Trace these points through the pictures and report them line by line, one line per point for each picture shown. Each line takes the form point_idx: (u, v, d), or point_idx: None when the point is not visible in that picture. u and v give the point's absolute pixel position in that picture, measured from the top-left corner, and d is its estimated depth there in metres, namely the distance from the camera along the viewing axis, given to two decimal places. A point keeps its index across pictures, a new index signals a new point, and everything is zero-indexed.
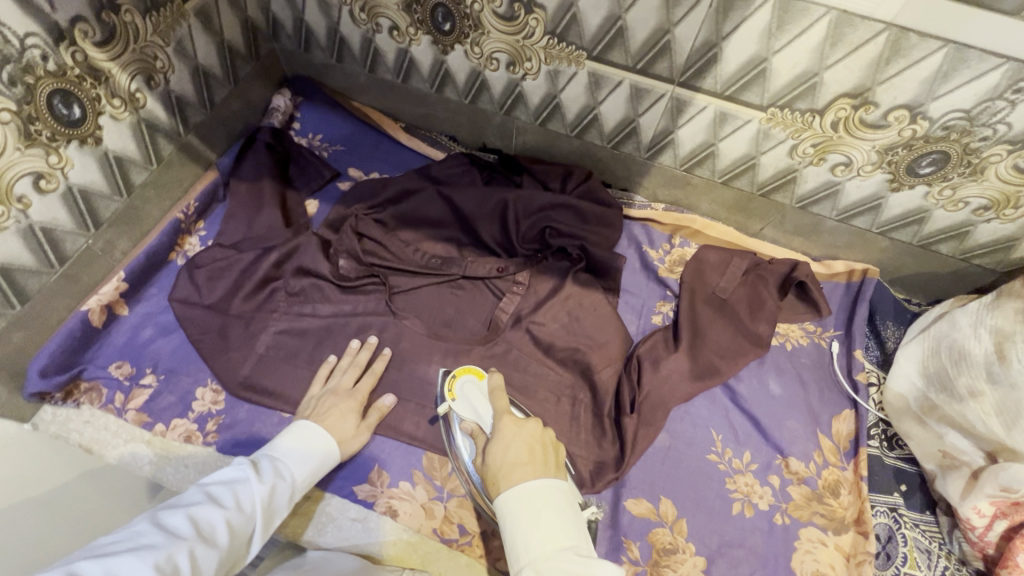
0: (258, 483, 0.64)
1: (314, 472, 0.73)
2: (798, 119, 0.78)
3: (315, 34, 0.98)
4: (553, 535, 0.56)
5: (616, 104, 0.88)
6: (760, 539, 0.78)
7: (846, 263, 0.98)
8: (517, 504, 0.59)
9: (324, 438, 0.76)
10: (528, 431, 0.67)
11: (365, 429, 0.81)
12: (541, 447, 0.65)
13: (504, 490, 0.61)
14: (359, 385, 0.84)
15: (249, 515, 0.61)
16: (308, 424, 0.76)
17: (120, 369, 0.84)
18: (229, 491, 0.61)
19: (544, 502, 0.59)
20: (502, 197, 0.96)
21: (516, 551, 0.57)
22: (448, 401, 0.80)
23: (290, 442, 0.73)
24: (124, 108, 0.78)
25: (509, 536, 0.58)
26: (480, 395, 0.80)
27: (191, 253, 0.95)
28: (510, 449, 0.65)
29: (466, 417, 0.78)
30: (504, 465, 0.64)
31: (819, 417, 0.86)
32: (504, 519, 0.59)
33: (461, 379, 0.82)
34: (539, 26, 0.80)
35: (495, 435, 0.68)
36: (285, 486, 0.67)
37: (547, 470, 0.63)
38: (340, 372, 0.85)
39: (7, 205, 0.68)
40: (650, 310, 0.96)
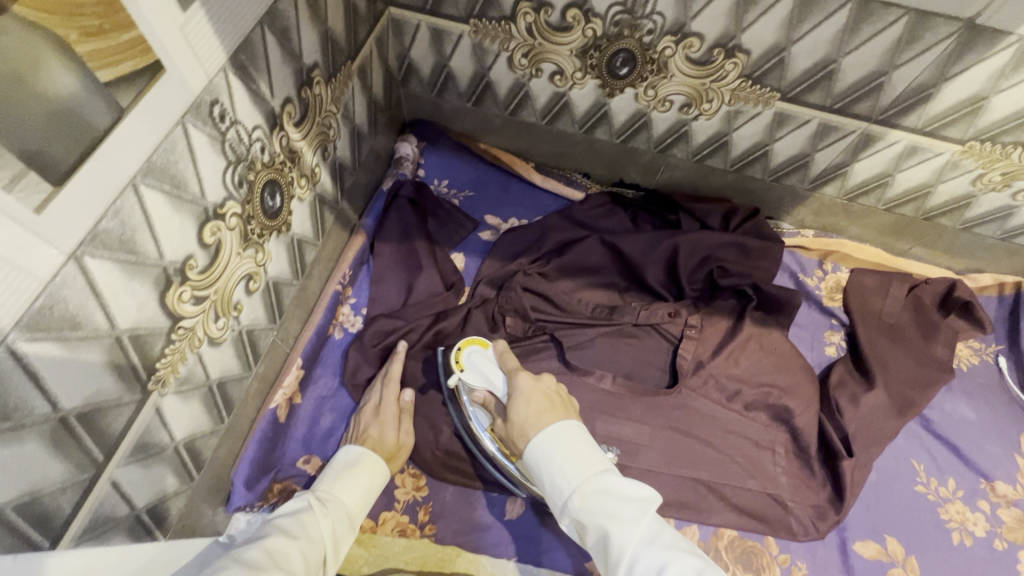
0: (321, 512, 0.62)
1: (369, 495, 0.69)
2: (997, 151, 0.78)
3: (455, 80, 0.92)
4: (588, 462, 0.59)
5: (795, 141, 0.86)
6: (987, 566, 0.79)
7: (994, 277, 1.00)
8: (550, 443, 0.61)
9: (377, 466, 0.71)
10: (542, 383, 0.69)
11: (406, 434, 0.77)
12: (557, 396, 0.68)
13: (534, 436, 0.63)
14: (386, 396, 0.79)
15: (319, 544, 0.59)
16: (350, 448, 0.72)
17: (309, 464, 0.77)
18: (295, 523, 0.59)
19: (575, 437, 0.61)
20: (673, 241, 0.93)
21: (557, 484, 0.59)
22: (456, 372, 0.74)
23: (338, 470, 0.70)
24: (307, 186, 0.71)
25: (545, 473, 0.60)
26: (489, 360, 0.75)
27: (350, 326, 0.88)
28: (531, 400, 0.66)
29: (476, 386, 0.73)
30: (529, 417, 0.65)
31: (1010, 436, 0.88)
32: (536, 459, 0.61)
33: (468, 349, 0.75)
34: (736, 70, 0.77)
35: (511, 392, 0.69)
36: (344, 514, 0.65)
37: (568, 413, 0.66)
38: (371, 389, 0.81)
39: (227, 315, 0.60)
40: (821, 341, 0.96)
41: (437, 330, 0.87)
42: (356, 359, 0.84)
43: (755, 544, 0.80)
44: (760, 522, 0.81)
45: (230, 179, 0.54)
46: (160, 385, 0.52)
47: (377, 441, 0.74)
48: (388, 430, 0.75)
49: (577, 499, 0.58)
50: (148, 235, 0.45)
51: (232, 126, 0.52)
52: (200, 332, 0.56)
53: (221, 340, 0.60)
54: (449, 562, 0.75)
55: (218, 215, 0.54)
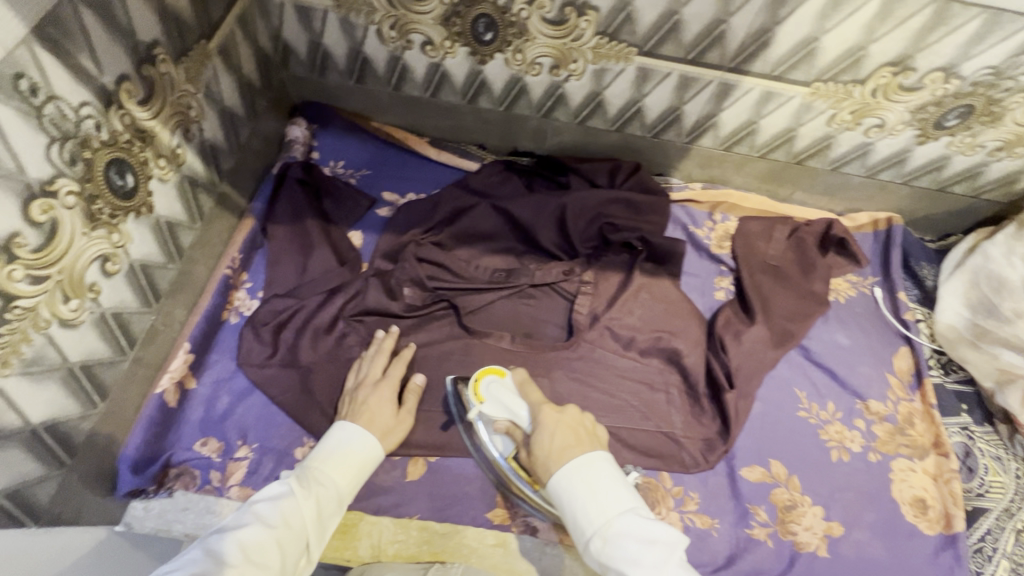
0: (304, 497, 0.64)
1: (361, 471, 0.70)
2: (840, 90, 0.84)
3: (333, 58, 0.93)
4: (610, 501, 0.59)
5: (662, 95, 0.89)
6: (862, 478, 0.85)
7: (869, 215, 1.06)
8: (574, 478, 0.61)
9: (365, 440, 0.72)
10: (568, 416, 0.68)
11: (405, 414, 0.79)
12: (584, 429, 0.67)
13: (557, 471, 0.63)
14: (390, 372, 0.82)
15: (299, 531, 0.62)
16: (345, 426, 0.73)
17: (207, 446, 0.78)
18: (275, 511, 0.61)
19: (598, 475, 0.61)
20: (559, 201, 0.96)
21: (578, 522, 0.59)
22: (476, 406, 0.74)
23: (335, 445, 0.71)
24: (168, 166, 0.71)
25: (567, 509, 0.60)
26: (507, 388, 0.75)
27: (245, 309, 0.88)
28: (556, 436, 0.66)
29: (499, 418, 0.73)
30: (552, 450, 0.65)
31: (882, 357, 0.94)
32: (560, 494, 0.61)
33: (486, 380, 0.77)
34: (590, 27, 0.80)
35: (536, 427, 0.68)
36: (333, 492, 0.67)
37: (594, 445, 0.65)
38: (368, 362, 0.83)
39: (81, 297, 0.60)
40: (711, 287, 1.00)
41: (331, 305, 0.88)
42: (249, 341, 0.84)
43: (652, 480, 0.83)
44: (655, 459, 0.84)
45: (58, 156, 0.54)
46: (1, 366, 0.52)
47: (376, 419, 0.75)
48: (387, 406, 0.78)
49: (599, 541, 0.57)
50: None
51: (51, 101, 0.52)
52: (45, 313, 0.56)
53: (77, 321, 0.60)
54: (352, 526, 0.77)
55: (48, 192, 0.54)
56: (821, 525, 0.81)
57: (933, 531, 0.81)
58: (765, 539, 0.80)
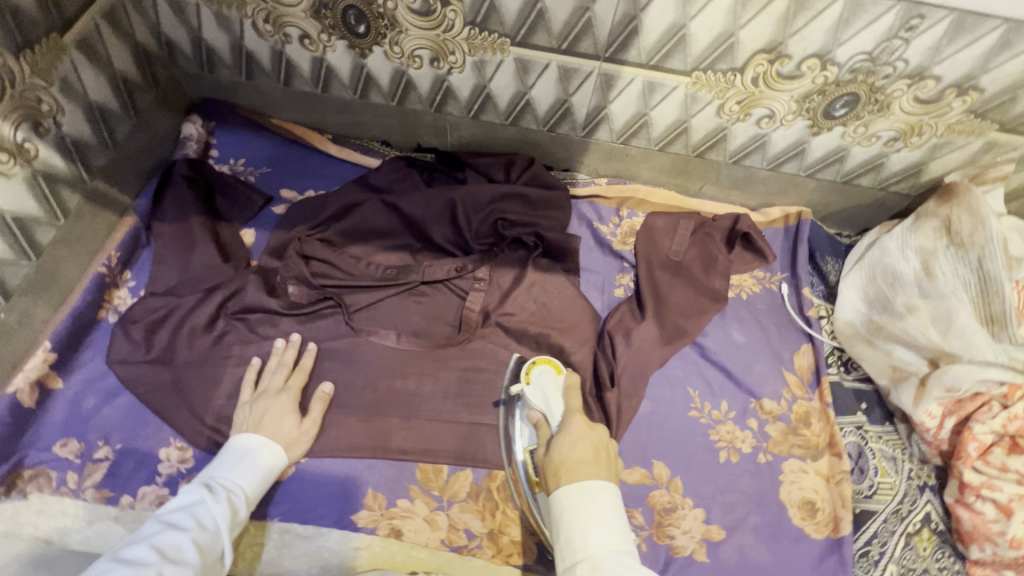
0: (215, 501, 0.65)
1: (267, 478, 0.73)
2: (721, 79, 0.81)
3: (217, 53, 0.92)
4: (612, 534, 0.59)
5: (546, 87, 0.88)
6: (748, 480, 0.82)
7: (781, 209, 1.03)
8: (581, 500, 0.61)
9: (269, 448, 0.74)
10: (596, 433, 0.68)
11: (309, 424, 0.79)
12: (605, 452, 0.67)
13: (567, 483, 0.63)
14: (291, 383, 0.81)
15: (213, 533, 0.63)
16: (246, 436, 0.74)
17: (66, 447, 0.76)
18: (187, 515, 0.62)
19: (609, 507, 0.61)
20: (449, 196, 0.95)
21: (572, 543, 0.59)
22: (522, 383, 0.80)
23: (238, 452, 0.72)
24: (12, 162, 0.70)
25: (565, 528, 0.60)
26: (555, 386, 0.79)
27: (123, 307, 0.86)
28: (576, 448, 0.66)
29: (535, 406, 0.77)
30: (569, 462, 0.65)
31: (781, 355, 0.91)
32: (563, 511, 0.61)
33: (540, 366, 0.81)
34: (458, 17, 0.78)
35: (561, 430, 0.70)
36: (241, 496, 0.69)
37: (608, 473, 0.64)
38: (268, 374, 0.82)
39: None
40: (611, 283, 0.98)
41: (207, 304, 0.86)
42: (119, 339, 0.82)
43: None
44: None
45: None
46: None
47: (278, 427, 0.76)
48: (288, 417, 0.78)
49: (588, 568, 0.57)
50: None
51: None
52: None
53: None
54: None
55: None
56: (700, 529, 0.78)
57: (821, 535, 0.78)
58: (640, 543, 0.77)
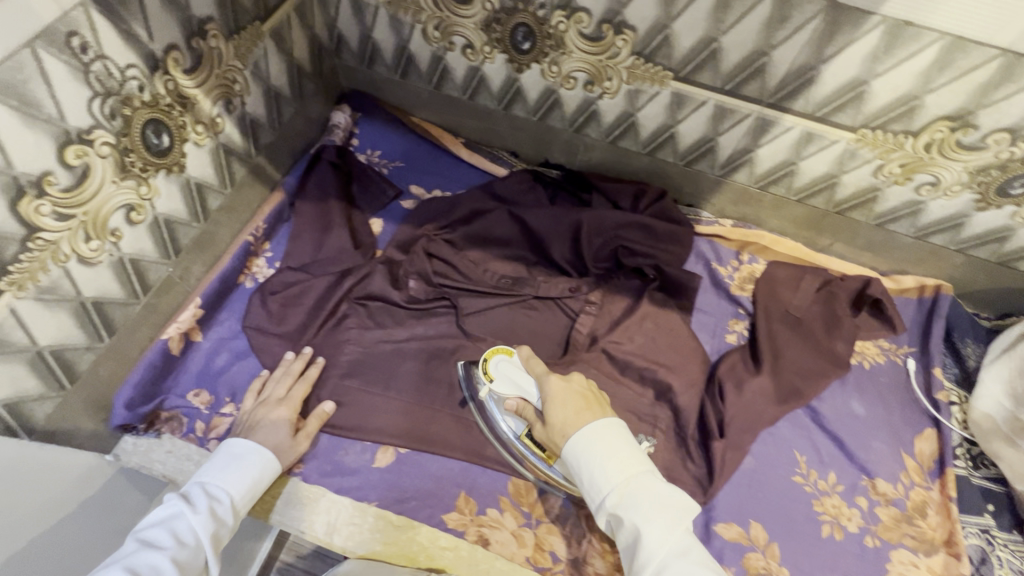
0: (195, 513, 0.63)
1: (257, 486, 0.71)
2: (890, 140, 0.77)
3: (381, 52, 0.97)
4: (629, 464, 0.62)
5: (696, 123, 0.87)
6: (852, 562, 0.77)
7: (916, 278, 0.97)
8: (592, 441, 0.63)
9: (259, 453, 0.73)
10: (575, 384, 0.72)
11: (302, 437, 0.79)
12: (592, 396, 0.71)
13: (573, 435, 0.65)
14: (293, 394, 0.81)
15: (194, 548, 0.61)
16: (237, 442, 0.73)
17: (198, 397, 0.82)
18: (166, 532, 0.60)
19: (619, 441, 0.64)
20: (575, 217, 0.95)
21: (594, 482, 0.62)
22: (486, 383, 0.79)
23: (225, 461, 0.71)
24: (205, 134, 0.77)
25: (585, 469, 0.63)
26: (517, 367, 0.79)
27: (260, 276, 0.93)
28: (563, 404, 0.69)
29: (508, 395, 0.77)
30: (567, 418, 0.68)
31: (901, 436, 0.86)
32: (579, 454, 0.63)
33: (494, 360, 0.80)
34: (626, 46, 0.79)
35: (545, 398, 0.71)
36: (226, 504, 0.67)
37: (604, 412, 0.68)
38: (273, 382, 0.83)
39: (102, 238, 0.66)
40: (723, 328, 0.95)
41: (338, 287, 0.91)
42: (257, 305, 0.88)
43: None
44: None
45: (99, 110, 0.60)
46: (15, 287, 0.58)
47: (266, 436, 0.76)
48: (280, 427, 0.77)
49: (615, 498, 0.60)
50: None
51: (99, 59, 0.58)
52: (65, 248, 0.61)
53: (95, 261, 0.66)
54: (312, 500, 0.79)
55: (84, 140, 0.59)
56: None
57: None
58: None
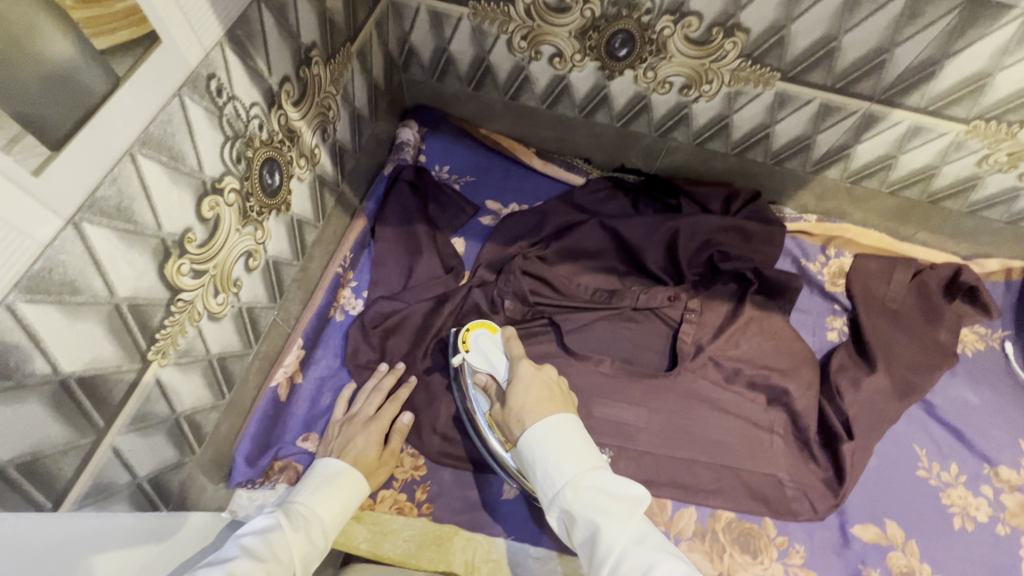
0: (292, 531, 0.57)
1: (345, 511, 0.65)
2: (1001, 130, 0.78)
3: (455, 64, 0.93)
4: (586, 454, 0.56)
5: (795, 123, 0.85)
6: (989, 551, 0.78)
7: (1001, 262, 0.98)
8: (548, 434, 0.57)
9: (351, 475, 0.68)
10: (544, 373, 0.68)
11: (388, 455, 0.76)
12: (557, 387, 0.66)
13: (532, 426, 0.59)
14: (382, 411, 0.77)
15: (288, 566, 0.54)
16: (330, 463, 0.68)
17: (309, 440, 0.78)
18: (265, 541, 0.54)
19: (572, 432, 0.58)
20: (672, 224, 0.93)
21: (548, 476, 0.55)
22: (461, 353, 0.78)
23: (315, 483, 0.65)
24: (306, 167, 0.72)
25: (539, 464, 0.56)
26: (495, 346, 0.77)
27: (350, 308, 0.89)
28: (529, 388, 0.65)
29: (479, 368, 0.76)
30: (526, 403, 0.63)
31: (1014, 421, 0.86)
32: (533, 449, 0.57)
33: (476, 332, 0.79)
34: (735, 49, 0.77)
35: (513, 378, 0.68)
36: (318, 529, 0.61)
37: (566, 407, 0.63)
38: (364, 397, 0.79)
39: (227, 291, 0.61)
40: (823, 326, 0.95)
41: (437, 314, 0.86)
42: (355, 340, 0.84)
43: (752, 526, 0.80)
44: (761, 503, 0.80)
45: (229, 154, 0.55)
46: (160, 356, 0.53)
47: (358, 454, 0.72)
48: (371, 445, 0.73)
49: (569, 492, 0.53)
50: (145, 205, 0.46)
51: (230, 101, 0.53)
52: (199, 306, 0.56)
53: (221, 315, 0.61)
54: (445, 540, 0.75)
55: (216, 189, 0.54)
56: None
57: None
58: None
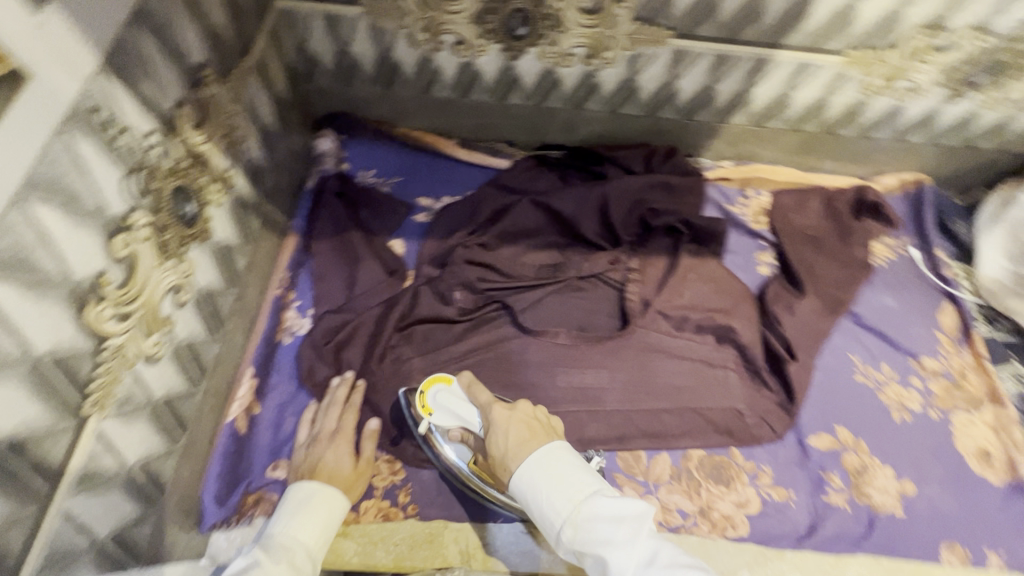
0: (272, 563, 0.57)
1: (329, 529, 0.65)
2: (874, 55, 0.85)
3: (360, 66, 0.92)
4: (574, 487, 0.58)
5: (696, 76, 0.90)
6: (926, 434, 0.86)
7: (896, 177, 1.07)
8: (535, 476, 0.59)
9: (326, 491, 0.67)
10: (521, 411, 0.67)
11: (365, 465, 0.74)
12: (537, 422, 0.66)
13: (517, 470, 0.61)
14: (345, 422, 0.77)
15: None
16: (301, 487, 0.67)
17: (280, 468, 0.75)
18: None
19: (558, 467, 0.60)
20: (601, 191, 0.96)
21: (547, 517, 0.57)
22: (424, 417, 0.76)
23: (293, 508, 0.65)
24: (222, 191, 0.70)
25: (535, 508, 0.59)
26: (456, 397, 0.75)
27: (298, 328, 0.86)
28: (509, 431, 0.65)
29: (450, 425, 0.75)
30: (510, 448, 0.63)
31: (928, 316, 0.96)
32: (526, 495, 0.59)
33: (432, 391, 0.77)
34: (626, 13, 0.80)
35: (489, 426, 0.67)
36: (303, 553, 0.61)
37: (550, 436, 0.64)
38: (323, 414, 0.78)
39: (160, 331, 0.59)
40: (754, 262, 1.01)
41: (387, 317, 0.85)
42: (309, 359, 0.82)
43: (722, 458, 0.84)
44: (727, 435, 0.85)
45: (133, 188, 0.53)
46: (98, 409, 0.50)
47: (330, 470, 0.71)
48: (342, 458, 0.73)
49: (570, 530, 0.55)
50: (46, 252, 0.43)
51: (123, 132, 0.51)
52: (131, 350, 0.54)
53: (158, 356, 0.59)
54: (437, 534, 0.76)
55: (125, 227, 0.52)
56: (894, 486, 0.83)
57: (999, 479, 0.83)
58: (843, 504, 0.81)
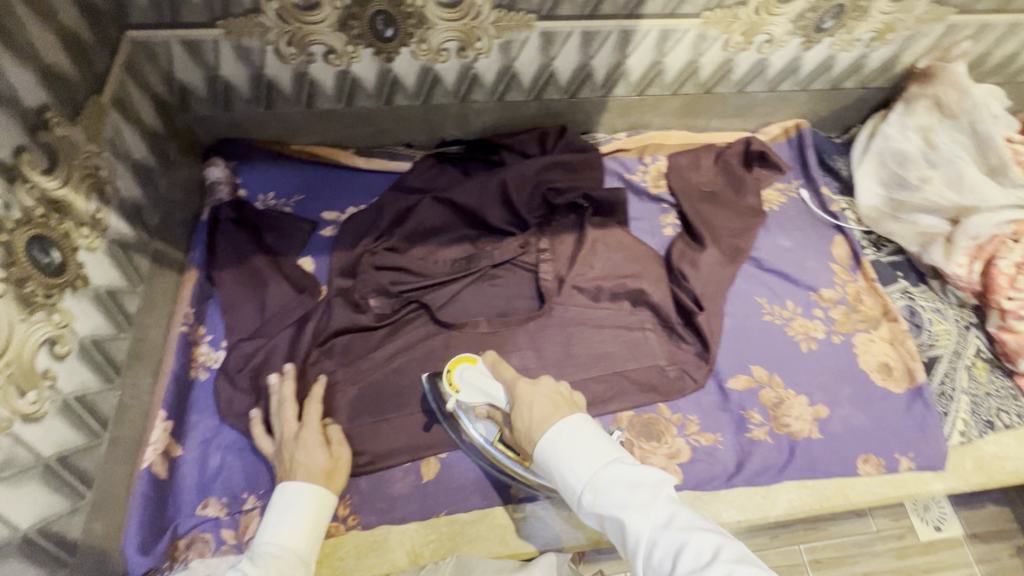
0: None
1: (318, 527, 0.67)
2: (728, 14, 0.90)
3: (235, 88, 0.90)
4: (594, 454, 0.59)
5: (569, 55, 0.93)
6: (832, 359, 0.92)
7: (779, 125, 1.14)
8: (556, 444, 0.61)
9: (313, 490, 0.68)
10: (546, 385, 0.68)
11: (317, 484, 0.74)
12: (562, 396, 0.67)
13: (540, 439, 0.63)
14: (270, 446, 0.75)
15: None
16: (285, 487, 0.68)
17: (210, 506, 0.74)
18: None
19: (579, 436, 0.61)
20: (501, 177, 0.97)
21: (568, 483, 0.59)
22: (452, 395, 0.75)
23: (283, 509, 0.67)
24: (93, 235, 0.67)
25: (557, 474, 0.60)
26: (482, 374, 0.75)
27: (212, 362, 0.84)
28: (535, 405, 0.65)
29: (477, 403, 0.74)
30: (533, 421, 0.64)
31: (822, 249, 1.02)
32: (548, 462, 0.61)
33: (458, 369, 0.76)
34: (485, 2, 0.82)
35: (515, 402, 0.68)
36: (292, 559, 0.63)
37: (574, 408, 0.66)
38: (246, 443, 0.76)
39: (38, 386, 0.57)
40: (659, 226, 1.05)
41: (301, 336, 0.85)
42: (225, 391, 0.81)
43: (651, 415, 0.88)
44: (653, 393, 0.88)
45: None
46: None
47: None
48: None
49: (590, 495, 0.57)
50: None
51: None
52: (2, 411, 0.52)
53: (40, 414, 0.57)
54: (381, 540, 0.77)
55: None
56: (809, 412, 0.88)
57: (901, 389, 0.90)
58: (765, 437, 0.86)
